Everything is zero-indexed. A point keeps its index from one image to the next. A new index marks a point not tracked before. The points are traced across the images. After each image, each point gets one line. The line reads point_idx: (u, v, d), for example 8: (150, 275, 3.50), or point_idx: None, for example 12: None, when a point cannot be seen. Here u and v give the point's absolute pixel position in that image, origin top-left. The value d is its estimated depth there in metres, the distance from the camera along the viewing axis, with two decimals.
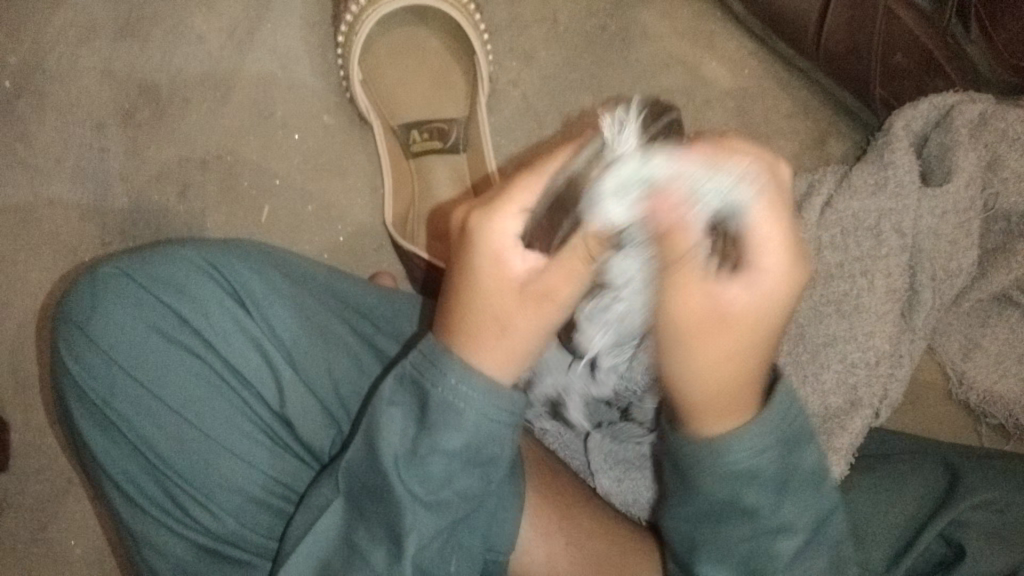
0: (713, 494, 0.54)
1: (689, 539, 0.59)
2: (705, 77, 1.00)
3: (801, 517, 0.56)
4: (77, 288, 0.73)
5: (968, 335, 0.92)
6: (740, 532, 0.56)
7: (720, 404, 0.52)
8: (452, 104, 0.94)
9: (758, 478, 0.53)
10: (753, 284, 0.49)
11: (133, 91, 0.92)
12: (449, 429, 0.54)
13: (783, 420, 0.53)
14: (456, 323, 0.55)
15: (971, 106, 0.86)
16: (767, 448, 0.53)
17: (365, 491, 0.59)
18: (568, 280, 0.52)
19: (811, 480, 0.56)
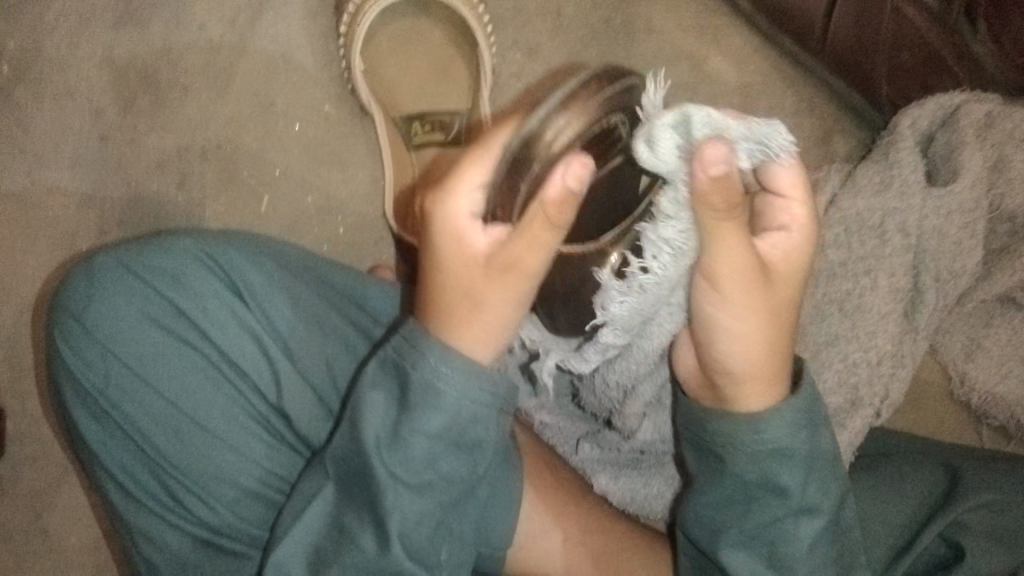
0: (744, 474, 0.65)
1: (714, 524, 0.68)
2: (710, 72, 0.99)
3: (824, 500, 0.66)
4: (73, 277, 0.72)
5: (971, 336, 0.91)
6: (765, 515, 0.66)
7: (758, 381, 0.63)
8: (455, 96, 0.92)
9: (785, 457, 0.64)
10: (785, 243, 0.62)
11: (132, 77, 0.91)
12: (428, 408, 0.58)
13: (808, 402, 0.65)
14: (434, 305, 0.61)
15: (978, 106, 0.86)
16: (795, 428, 0.64)
17: (355, 477, 0.62)
18: (533, 250, 0.58)
19: (829, 463, 0.66)
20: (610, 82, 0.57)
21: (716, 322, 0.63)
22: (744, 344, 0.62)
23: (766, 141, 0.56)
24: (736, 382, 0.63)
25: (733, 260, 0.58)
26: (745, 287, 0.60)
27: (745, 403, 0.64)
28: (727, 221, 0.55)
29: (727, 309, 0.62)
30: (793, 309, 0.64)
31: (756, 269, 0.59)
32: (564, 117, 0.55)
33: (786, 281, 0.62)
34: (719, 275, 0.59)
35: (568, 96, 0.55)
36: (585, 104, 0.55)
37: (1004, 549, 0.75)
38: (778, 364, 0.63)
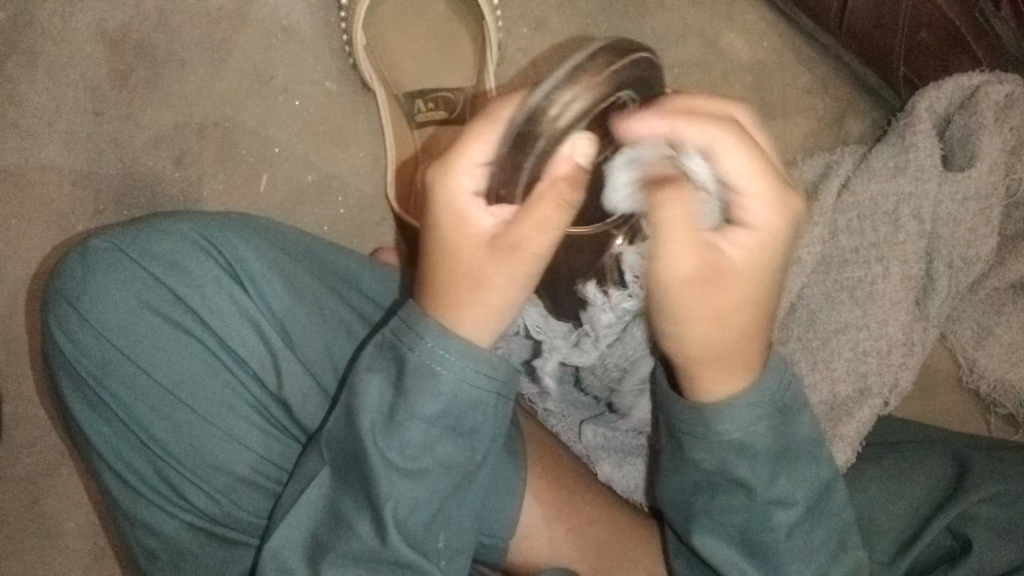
0: (700, 463, 0.61)
1: (687, 507, 0.65)
2: (722, 49, 0.97)
3: (796, 490, 0.63)
4: (67, 263, 0.70)
5: (982, 323, 0.89)
6: (730, 503, 0.63)
7: (720, 374, 0.58)
8: (460, 73, 0.90)
9: (748, 450, 0.60)
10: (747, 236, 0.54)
11: (127, 51, 0.88)
12: (425, 392, 0.56)
13: (777, 388, 0.60)
14: (442, 290, 0.57)
15: (998, 86, 0.84)
16: (758, 420, 0.59)
17: (348, 463, 0.60)
18: (541, 232, 0.53)
19: (804, 450, 0.63)
20: (618, 57, 0.49)
21: (663, 333, 0.57)
22: (698, 344, 0.56)
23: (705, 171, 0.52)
24: (699, 385, 0.59)
25: (683, 267, 0.52)
26: (697, 292, 0.53)
27: (697, 394, 0.59)
28: (672, 222, 0.51)
29: (678, 319, 0.55)
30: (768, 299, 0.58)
31: (710, 274, 0.53)
32: (574, 89, 0.48)
33: (757, 275, 0.55)
34: (668, 282, 0.53)
35: (577, 70, 0.48)
36: (593, 80, 0.48)
37: (1012, 544, 0.72)
38: (745, 362, 0.58)
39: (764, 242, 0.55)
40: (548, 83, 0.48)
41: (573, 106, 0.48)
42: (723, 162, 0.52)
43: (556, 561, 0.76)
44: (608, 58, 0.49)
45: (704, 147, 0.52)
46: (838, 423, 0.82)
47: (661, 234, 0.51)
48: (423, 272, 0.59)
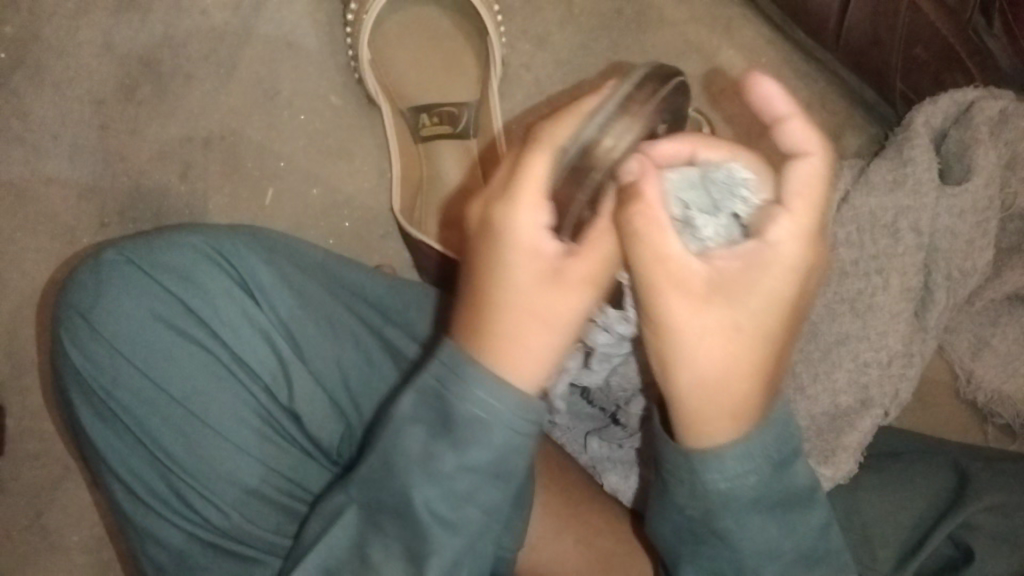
0: (684, 507, 0.57)
1: (674, 547, 0.61)
2: (721, 65, 0.99)
3: (785, 540, 0.58)
4: (78, 276, 0.70)
5: (978, 334, 0.91)
6: (716, 552, 0.58)
7: (732, 410, 0.53)
8: (463, 88, 0.91)
9: (733, 502, 0.55)
10: (753, 253, 0.53)
11: (133, 65, 0.89)
12: (479, 443, 0.52)
13: (777, 443, 0.54)
14: (496, 333, 0.53)
15: (992, 102, 0.85)
16: (745, 474, 0.54)
17: (383, 506, 0.56)
18: (605, 266, 0.54)
19: (800, 498, 0.58)
20: (654, 88, 0.61)
21: (655, 351, 0.55)
22: (694, 363, 0.53)
23: (736, 188, 0.57)
24: (678, 410, 0.54)
25: (657, 268, 0.52)
26: (670, 301, 0.52)
27: (686, 439, 0.55)
28: (640, 219, 0.52)
29: (657, 329, 0.54)
30: (783, 342, 0.55)
31: (685, 282, 0.52)
32: (625, 122, 0.58)
33: (765, 297, 0.53)
34: (646, 287, 0.53)
35: (628, 99, 0.59)
36: (641, 109, 0.60)
37: (1013, 551, 0.72)
38: (733, 398, 0.53)
39: (792, 258, 0.53)
40: (603, 113, 0.58)
41: (625, 137, 0.58)
42: (789, 176, 0.55)
43: None
44: (650, 87, 0.61)
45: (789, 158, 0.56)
46: (842, 434, 0.83)
47: (636, 233, 0.52)
48: (463, 319, 0.55)
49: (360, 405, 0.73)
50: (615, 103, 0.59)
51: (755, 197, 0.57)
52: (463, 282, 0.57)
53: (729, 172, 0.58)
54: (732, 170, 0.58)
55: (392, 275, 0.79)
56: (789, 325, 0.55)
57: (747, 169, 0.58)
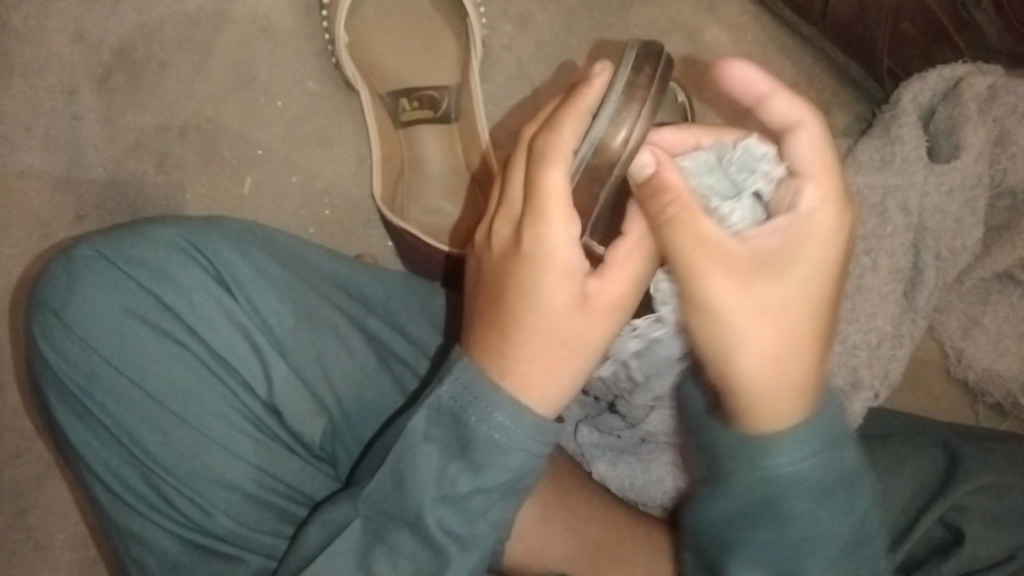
0: (740, 491, 0.52)
1: (717, 539, 0.54)
2: (706, 43, 0.98)
3: (840, 530, 0.52)
4: (50, 273, 0.68)
5: (969, 313, 0.89)
6: (767, 542, 0.52)
7: (788, 394, 0.51)
8: (443, 71, 0.90)
9: (801, 486, 0.50)
10: (790, 225, 0.52)
11: (106, 54, 0.90)
12: (497, 467, 0.52)
13: (834, 422, 0.51)
14: (518, 355, 0.53)
15: (980, 78, 0.83)
16: (812, 454, 0.50)
17: (387, 518, 0.56)
18: (625, 288, 0.56)
19: (856, 487, 0.52)
20: (650, 68, 0.54)
21: (703, 342, 0.53)
22: (745, 344, 0.52)
23: (754, 163, 0.55)
24: (735, 398, 0.52)
25: (700, 253, 0.51)
26: (715, 284, 0.51)
27: (746, 428, 0.52)
28: (675, 207, 0.52)
29: (705, 315, 0.52)
30: (829, 317, 0.53)
31: (724, 262, 0.51)
32: (633, 118, 0.53)
33: (806, 270, 0.52)
34: (689, 274, 0.52)
35: (631, 86, 0.53)
36: (644, 97, 0.53)
37: (1005, 533, 0.71)
38: (793, 379, 0.52)
39: (823, 229, 0.52)
40: (609, 110, 0.53)
41: (633, 134, 0.53)
42: (794, 148, 0.53)
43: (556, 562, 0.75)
44: (647, 67, 0.54)
45: (783, 130, 0.54)
46: None
47: (670, 221, 0.52)
48: (482, 334, 0.55)
49: (343, 400, 0.71)
50: (619, 93, 0.53)
51: (777, 167, 0.54)
52: (477, 298, 0.57)
53: (744, 149, 0.56)
54: (746, 147, 0.56)
55: (372, 264, 0.78)
56: (833, 301, 0.53)
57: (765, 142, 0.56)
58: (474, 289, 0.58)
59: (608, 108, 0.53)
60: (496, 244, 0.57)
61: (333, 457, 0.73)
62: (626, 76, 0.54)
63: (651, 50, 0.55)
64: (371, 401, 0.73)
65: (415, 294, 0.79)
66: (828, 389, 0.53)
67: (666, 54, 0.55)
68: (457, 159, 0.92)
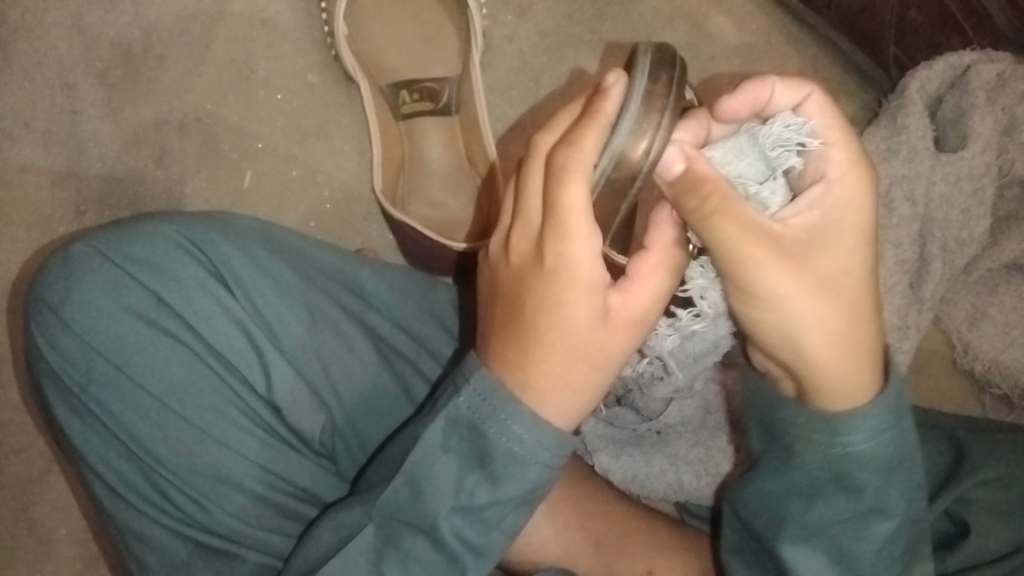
0: (813, 468, 0.56)
1: (778, 513, 0.59)
2: (709, 32, 0.97)
3: (900, 503, 0.57)
4: (48, 269, 0.68)
5: (975, 304, 0.89)
6: (831, 512, 0.57)
7: (852, 371, 0.54)
8: (443, 63, 0.90)
9: (872, 461, 0.55)
10: (827, 198, 0.53)
11: (105, 48, 0.90)
12: (513, 479, 0.53)
13: (896, 394, 0.55)
14: (539, 369, 0.53)
15: (988, 66, 0.82)
16: (882, 431, 0.55)
17: (400, 524, 0.57)
18: (649, 300, 0.54)
19: (913, 462, 0.57)
20: (666, 68, 0.50)
21: (760, 325, 0.54)
22: (808, 322, 0.53)
23: (789, 138, 0.53)
24: (810, 376, 0.55)
25: (750, 240, 0.50)
26: (776, 269, 0.51)
27: (820, 404, 0.56)
28: (716, 201, 0.49)
29: (765, 302, 0.53)
30: (870, 282, 0.55)
31: (777, 245, 0.51)
32: (657, 130, 0.49)
33: (850, 240, 0.53)
34: (743, 266, 0.51)
35: (650, 96, 0.49)
36: (665, 103, 0.49)
37: (1011, 525, 0.69)
38: (857, 347, 0.54)
39: (851, 199, 0.53)
40: (627, 122, 0.49)
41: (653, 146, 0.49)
42: (807, 118, 0.53)
43: (557, 557, 0.75)
44: (664, 73, 0.50)
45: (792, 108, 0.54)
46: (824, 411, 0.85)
47: (712, 214, 0.50)
48: (503, 347, 0.55)
49: (341, 395, 0.71)
50: (638, 102, 0.49)
51: (812, 140, 0.53)
52: (495, 309, 0.56)
53: (778, 124, 0.53)
54: (778, 121, 0.53)
55: (371, 258, 0.78)
56: (871, 266, 0.55)
57: (793, 114, 0.54)
58: (491, 299, 0.57)
59: (627, 121, 0.49)
60: (514, 255, 0.55)
61: (331, 451, 0.72)
62: (643, 82, 0.50)
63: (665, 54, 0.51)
64: (371, 395, 0.73)
65: (418, 289, 0.78)
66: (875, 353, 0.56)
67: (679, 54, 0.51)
68: (459, 153, 0.91)
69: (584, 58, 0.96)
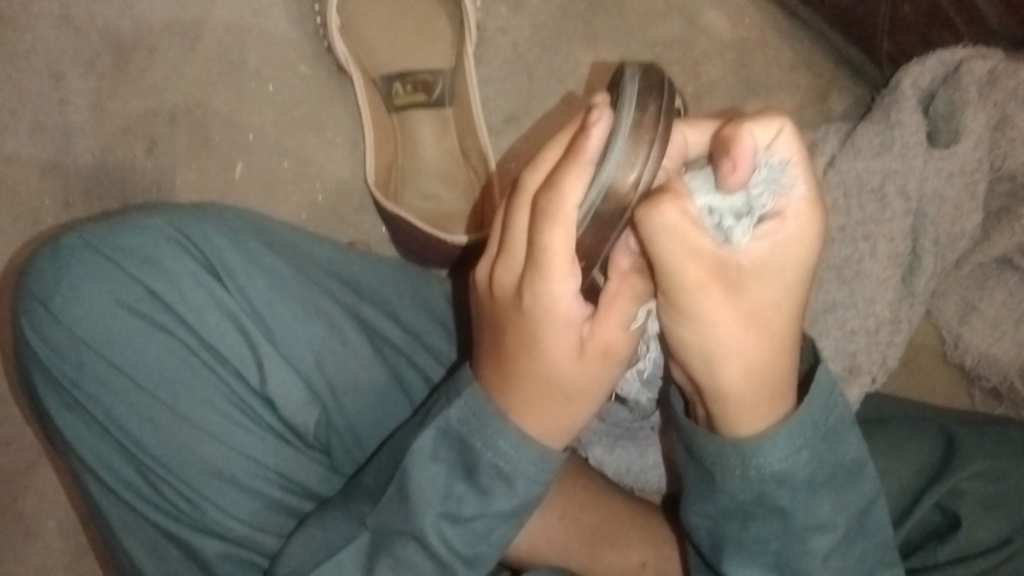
0: (736, 495, 0.53)
1: (714, 536, 0.57)
2: (703, 26, 0.97)
3: (840, 514, 0.55)
4: (38, 261, 0.67)
5: (966, 298, 0.89)
6: (766, 533, 0.55)
7: (767, 400, 0.51)
8: (437, 56, 0.90)
9: (791, 480, 0.52)
10: (778, 232, 0.48)
11: (95, 38, 0.89)
12: (501, 493, 0.55)
13: (821, 414, 0.52)
14: (518, 394, 0.54)
15: (980, 63, 0.82)
16: (799, 448, 0.52)
17: (393, 532, 0.58)
18: (624, 332, 0.53)
19: (848, 473, 0.55)
20: (658, 97, 0.47)
21: (685, 345, 0.51)
22: (728, 351, 0.49)
23: (770, 178, 0.48)
24: (723, 403, 0.52)
25: (686, 264, 0.47)
26: (705, 295, 0.48)
27: (727, 427, 0.52)
28: (658, 226, 0.46)
29: (692, 329, 0.49)
30: (802, 311, 0.51)
31: (714, 272, 0.47)
32: (643, 161, 0.46)
33: (789, 275, 0.48)
34: (679, 289, 0.48)
35: (637, 127, 0.46)
36: (655, 135, 0.46)
37: (1004, 517, 0.70)
38: (773, 378, 0.51)
39: (799, 233, 0.48)
40: (615, 155, 0.47)
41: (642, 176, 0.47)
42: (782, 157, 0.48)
43: (551, 548, 0.74)
44: (653, 102, 0.47)
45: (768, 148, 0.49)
46: None
47: (652, 235, 0.46)
48: (491, 368, 0.56)
49: (336, 390, 0.70)
50: (626, 134, 0.46)
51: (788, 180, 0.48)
52: (485, 329, 0.57)
53: (761, 164, 0.48)
54: (759, 162, 0.48)
55: (370, 253, 0.78)
56: (806, 294, 0.51)
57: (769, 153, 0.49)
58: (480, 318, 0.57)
59: (615, 153, 0.46)
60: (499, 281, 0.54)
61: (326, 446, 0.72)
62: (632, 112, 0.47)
63: (654, 79, 0.48)
64: (366, 391, 0.71)
65: (412, 286, 0.78)
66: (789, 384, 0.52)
67: (667, 76, 0.48)
68: (455, 147, 0.91)
69: (576, 52, 0.96)
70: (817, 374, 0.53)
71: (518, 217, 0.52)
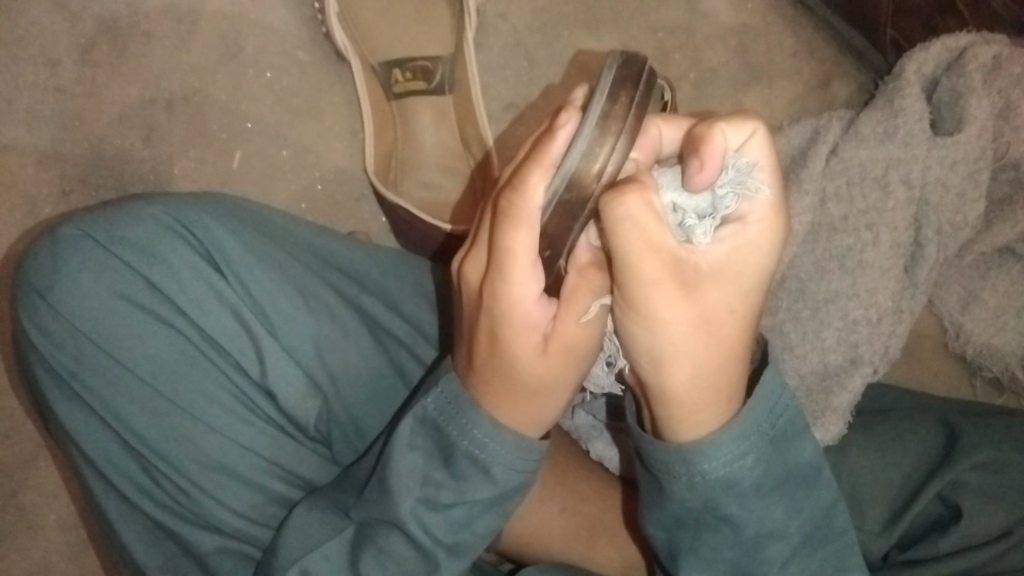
0: (684, 501, 0.52)
1: (670, 545, 0.55)
2: (706, 12, 0.96)
3: (792, 522, 0.54)
4: (35, 252, 0.66)
5: (968, 287, 0.89)
6: (719, 539, 0.53)
7: (713, 404, 0.50)
8: (437, 41, 0.89)
9: (738, 486, 0.51)
10: (738, 236, 0.47)
11: (90, 25, 0.88)
12: (480, 482, 0.54)
13: (767, 417, 0.51)
14: (486, 387, 0.53)
15: (984, 48, 0.81)
16: (742, 455, 0.50)
17: (375, 520, 0.57)
18: (587, 327, 0.50)
19: (801, 478, 0.54)
20: (633, 87, 0.45)
21: (636, 342, 0.49)
22: (678, 350, 0.48)
23: (738, 180, 0.47)
24: (670, 405, 0.50)
25: (644, 258, 0.45)
26: (660, 291, 0.46)
27: (669, 431, 0.51)
28: (620, 215, 0.44)
29: (643, 326, 0.48)
30: (755, 321, 0.50)
31: (673, 269, 0.46)
32: (608, 149, 0.44)
33: (745, 280, 0.48)
34: (633, 283, 0.46)
35: (604, 117, 0.44)
36: (623, 126, 0.44)
37: (1005, 508, 0.69)
38: (721, 384, 0.49)
39: (760, 240, 0.47)
40: (579, 147, 0.45)
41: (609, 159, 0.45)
42: (750, 158, 0.48)
43: (551, 541, 0.73)
44: (624, 93, 0.44)
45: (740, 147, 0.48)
46: (831, 396, 0.82)
47: (616, 224, 0.45)
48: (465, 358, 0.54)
49: (336, 380, 0.69)
50: (592, 123, 0.44)
51: (754, 182, 0.47)
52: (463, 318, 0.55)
53: (731, 165, 0.47)
54: (729, 162, 0.48)
55: (369, 244, 0.78)
56: (760, 304, 0.50)
57: (739, 153, 0.48)
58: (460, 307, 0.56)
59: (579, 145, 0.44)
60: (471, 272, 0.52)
61: (327, 437, 0.71)
62: (602, 103, 0.44)
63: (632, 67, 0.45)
64: (364, 378, 0.71)
65: (410, 275, 0.78)
66: (738, 384, 0.51)
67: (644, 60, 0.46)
68: (455, 134, 0.90)
69: (576, 37, 0.95)
70: (762, 377, 0.51)
71: (491, 210, 0.51)
